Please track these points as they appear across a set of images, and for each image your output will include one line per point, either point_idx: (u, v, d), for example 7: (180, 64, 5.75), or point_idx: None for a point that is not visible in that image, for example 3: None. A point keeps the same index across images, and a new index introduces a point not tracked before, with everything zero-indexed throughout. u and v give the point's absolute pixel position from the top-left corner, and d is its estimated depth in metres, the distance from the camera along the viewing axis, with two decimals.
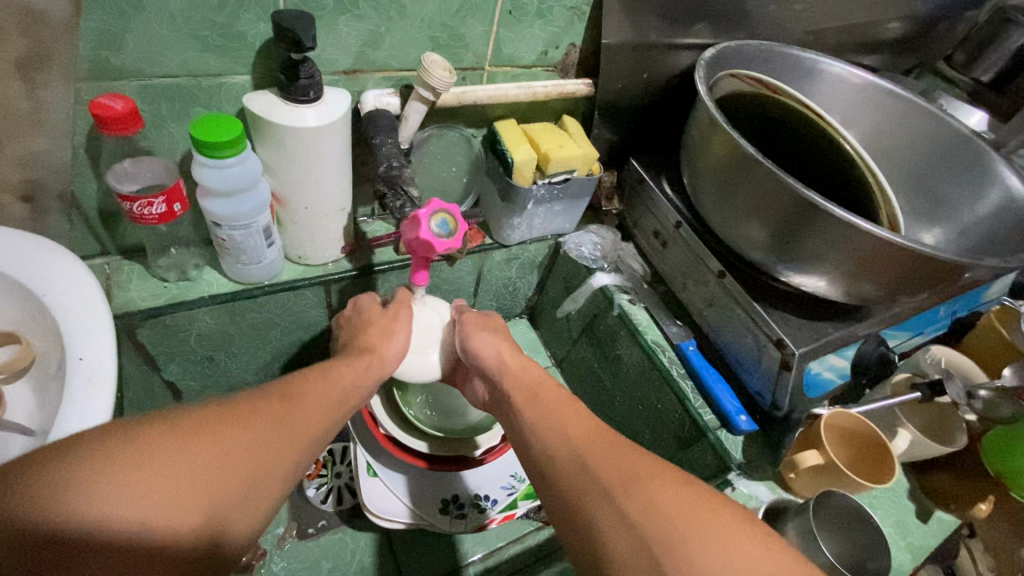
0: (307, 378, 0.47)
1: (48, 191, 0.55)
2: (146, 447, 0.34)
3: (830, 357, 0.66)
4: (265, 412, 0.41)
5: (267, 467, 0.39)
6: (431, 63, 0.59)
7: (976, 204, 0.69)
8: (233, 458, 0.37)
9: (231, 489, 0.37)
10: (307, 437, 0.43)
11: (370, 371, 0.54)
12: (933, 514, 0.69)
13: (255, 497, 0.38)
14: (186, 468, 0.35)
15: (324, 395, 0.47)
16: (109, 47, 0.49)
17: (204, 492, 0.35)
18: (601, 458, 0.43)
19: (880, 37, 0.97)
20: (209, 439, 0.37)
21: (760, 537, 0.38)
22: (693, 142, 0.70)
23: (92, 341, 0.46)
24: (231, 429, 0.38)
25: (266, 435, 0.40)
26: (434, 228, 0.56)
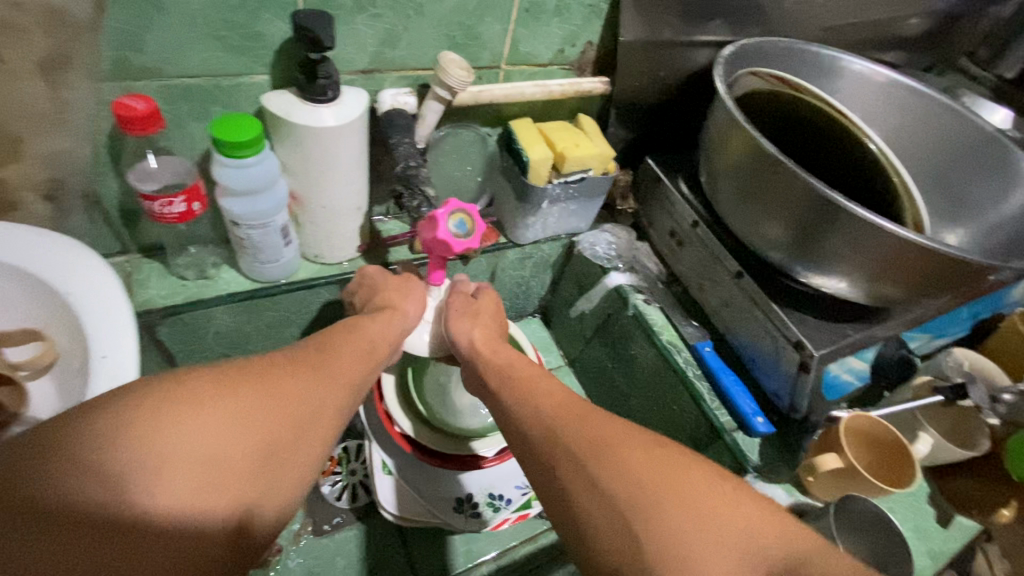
0: (330, 347, 0.46)
1: (70, 190, 0.56)
2: (183, 408, 0.35)
3: (850, 359, 0.65)
4: (296, 371, 0.41)
5: (305, 423, 0.40)
6: (448, 63, 0.59)
7: (1000, 205, 0.68)
8: (270, 415, 0.38)
9: (271, 446, 0.37)
10: (342, 393, 0.43)
11: (395, 330, 0.54)
12: (954, 520, 0.67)
13: (296, 452, 0.39)
14: (225, 427, 0.35)
15: (353, 353, 0.47)
16: (131, 48, 0.49)
17: (246, 449, 0.36)
18: (577, 427, 0.41)
19: (901, 34, 0.95)
20: (244, 398, 0.37)
21: (735, 498, 0.37)
22: (711, 141, 0.70)
23: (116, 338, 0.47)
24: (265, 388, 0.39)
25: (292, 415, 0.39)
26: (452, 228, 0.56)
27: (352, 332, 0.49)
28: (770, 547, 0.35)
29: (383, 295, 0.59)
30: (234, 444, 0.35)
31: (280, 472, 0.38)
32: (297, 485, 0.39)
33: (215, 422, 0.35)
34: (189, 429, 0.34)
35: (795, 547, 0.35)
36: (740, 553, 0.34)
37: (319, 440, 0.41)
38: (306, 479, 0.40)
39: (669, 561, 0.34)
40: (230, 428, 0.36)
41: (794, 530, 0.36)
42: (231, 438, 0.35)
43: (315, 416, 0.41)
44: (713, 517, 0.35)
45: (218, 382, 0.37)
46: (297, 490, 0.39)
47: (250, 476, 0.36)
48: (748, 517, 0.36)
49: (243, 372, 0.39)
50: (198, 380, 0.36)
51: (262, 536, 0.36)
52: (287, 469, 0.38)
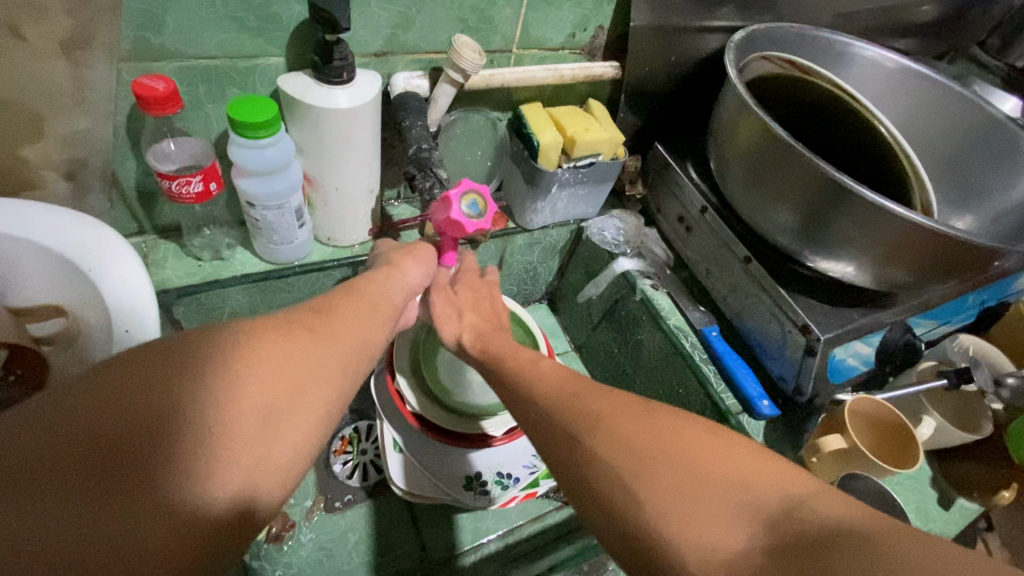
0: (331, 310, 0.43)
1: (91, 169, 0.57)
2: (173, 369, 0.32)
3: (856, 344, 0.66)
4: (294, 329, 0.39)
5: (308, 382, 0.37)
6: (461, 45, 0.60)
7: (1010, 191, 0.68)
8: (268, 374, 0.35)
9: (272, 405, 0.35)
10: (342, 356, 0.41)
11: (395, 293, 0.52)
12: (955, 502, 0.68)
13: (301, 411, 0.36)
14: (220, 386, 0.33)
15: (355, 314, 0.45)
16: (150, 28, 0.50)
17: (243, 409, 0.33)
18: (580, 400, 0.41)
19: (912, 21, 0.95)
20: (240, 357, 0.35)
21: (727, 452, 0.35)
22: (721, 126, 0.70)
23: (137, 313, 0.48)
24: (261, 346, 0.36)
25: (294, 380, 0.36)
26: (465, 208, 0.56)
27: (353, 294, 0.47)
28: (765, 498, 0.32)
29: (396, 254, 0.58)
30: (230, 404, 0.33)
31: (284, 433, 0.35)
32: (306, 445, 0.36)
33: (208, 381, 0.33)
34: (179, 389, 0.32)
35: (792, 493, 0.32)
36: (728, 500, 0.33)
37: (325, 399, 0.38)
38: (315, 439, 0.37)
39: (671, 524, 0.33)
40: (226, 387, 0.33)
41: (794, 476, 0.33)
42: (227, 398, 0.33)
43: (318, 374, 0.38)
44: (705, 472, 0.34)
45: (210, 342, 0.35)
46: (307, 451, 0.37)
47: (251, 437, 0.33)
48: (743, 469, 0.34)
49: (237, 330, 0.36)
50: (189, 340, 0.34)
51: (273, 499, 0.34)
52: (292, 430, 0.35)
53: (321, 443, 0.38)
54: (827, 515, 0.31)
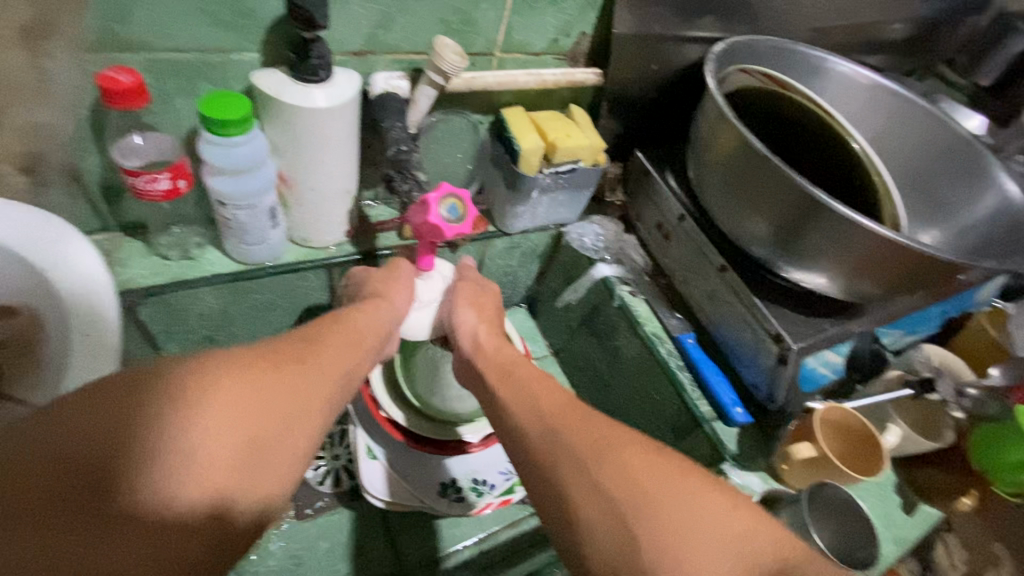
0: (321, 340, 0.46)
1: (49, 163, 0.54)
2: (166, 395, 0.34)
3: (825, 352, 0.67)
4: (281, 360, 0.41)
5: (294, 408, 0.39)
6: (442, 47, 0.59)
7: (973, 207, 0.71)
8: (253, 405, 0.37)
9: (262, 429, 0.37)
10: (330, 383, 0.43)
11: (380, 320, 0.54)
12: (917, 506, 0.69)
13: (289, 436, 0.38)
14: (212, 412, 0.35)
15: (340, 345, 0.47)
16: (117, 18, 0.48)
17: (234, 433, 0.35)
18: (572, 429, 0.43)
19: (884, 38, 0.98)
20: (234, 380, 0.37)
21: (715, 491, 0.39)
22: (700, 136, 0.70)
23: (95, 284, 0.47)
24: (251, 374, 0.38)
25: (284, 402, 0.39)
26: (444, 213, 0.56)
27: (337, 325, 0.49)
28: (759, 556, 0.36)
29: (380, 282, 0.59)
30: (223, 428, 0.35)
31: (272, 456, 0.37)
32: (294, 468, 0.39)
33: (201, 408, 0.35)
34: (163, 417, 0.34)
35: (781, 554, 0.36)
36: (728, 555, 0.36)
37: (312, 426, 0.40)
38: (302, 463, 0.39)
39: (666, 559, 0.36)
40: (215, 413, 0.35)
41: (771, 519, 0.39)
42: (218, 424, 0.35)
43: (303, 401, 0.40)
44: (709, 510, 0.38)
45: (203, 369, 0.37)
46: (295, 471, 0.39)
47: (241, 460, 0.35)
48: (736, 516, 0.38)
49: (229, 358, 0.38)
50: (180, 368, 0.36)
51: (258, 517, 0.36)
52: (280, 453, 0.38)
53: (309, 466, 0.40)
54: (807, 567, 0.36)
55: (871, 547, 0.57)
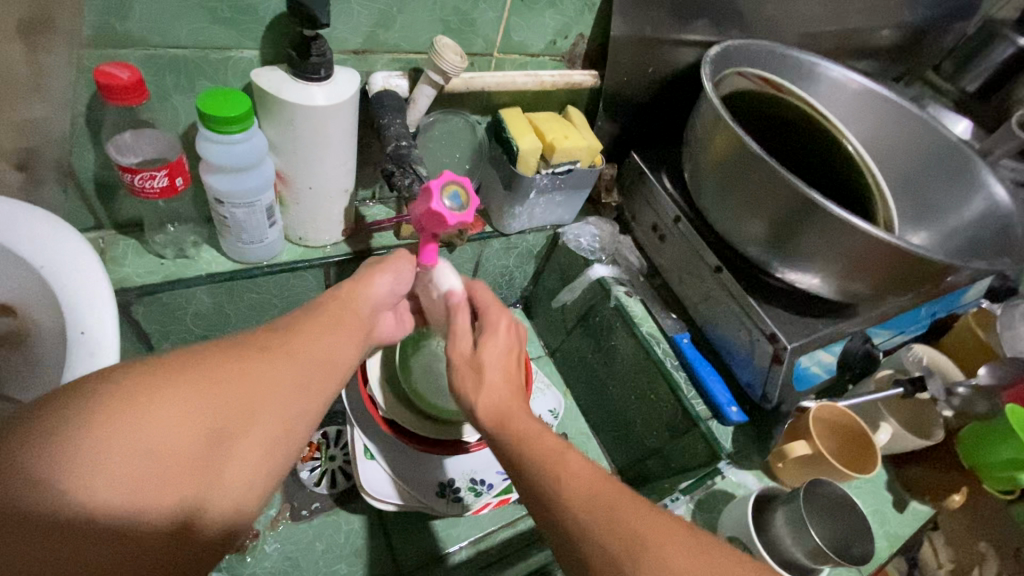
0: (294, 330, 0.43)
1: (44, 160, 0.53)
2: (116, 397, 0.32)
3: (819, 352, 0.68)
4: (247, 353, 0.39)
5: (260, 403, 0.38)
6: (442, 47, 0.59)
7: (962, 210, 0.72)
8: (212, 405, 0.35)
9: (223, 430, 0.35)
10: (302, 376, 0.41)
11: (361, 304, 0.51)
12: (909, 504, 0.70)
13: (256, 433, 0.37)
14: (169, 413, 0.33)
15: (316, 332, 0.44)
16: (115, 14, 0.47)
17: (192, 435, 0.34)
18: (604, 522, 0.40)
19: (873, 43, 1.00)
20: (191, 380, 0.35)
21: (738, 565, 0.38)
22: (696, 138, 0.71)
23: (90, 280, 0.47)
24: (210, 372, 0.36)
25: (249, 401, 0.37)
26: (446, 202, 0.55)
27: (314, 309, 0.46)
28: None
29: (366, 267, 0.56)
30: (179, 430, 0.33)
31: (235, 457, 0.36)
32: (262, 467, 0.37)
33: (155, 411, 0.33)
34: (113, 422, 0.31)
35: None
36: None
37: (282, 421, 0.39)
38: (271, 460, 0.38)
39: None
40: (173, 414, 0.33)
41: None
42: (175, 426, 0.33)
43: (270, 395, 0.38)
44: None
45: (159, 369, 0.35)
46: (262, 471, 0.37)
47: (201, 463, 0.34)
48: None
49: (187, 358, 0.36)
50: (133, 370, 0.34)
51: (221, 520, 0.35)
52: (245, 452, 0.36)
53: (282, 461, 0.39)
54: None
55: (866, 543, 0.58)
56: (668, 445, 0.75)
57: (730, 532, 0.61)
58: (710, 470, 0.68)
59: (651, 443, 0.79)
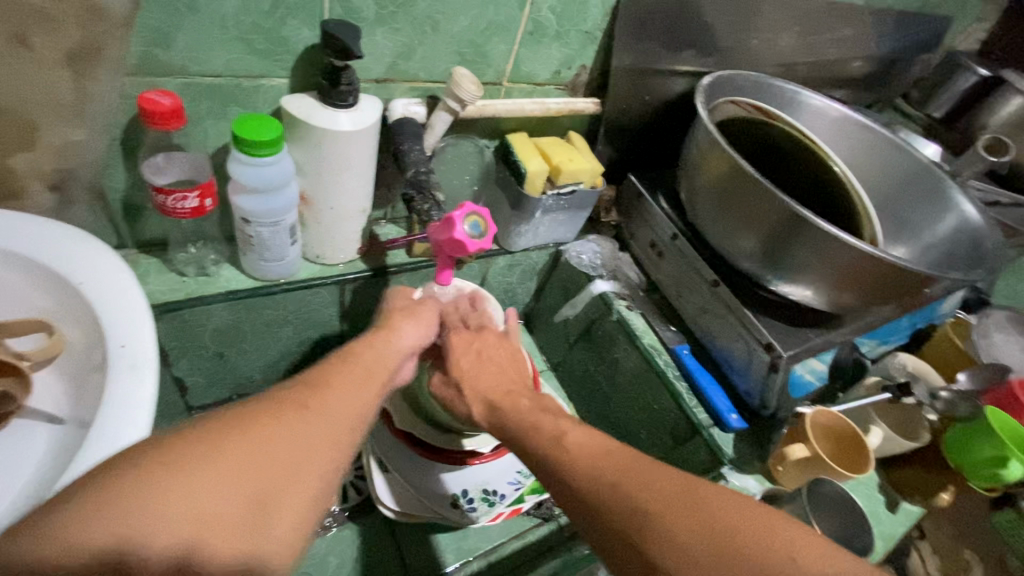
0: (330, 376, 0.43)
1: (78, 181, 0.55)
2: (161, 459, 0.32)
3: (812, 360, 0.72)
4: (284, 408, 0.38)
5: (300, 458, 0.36)
6: (460, 78, 0.63)
7: (935, 226, 0.78)
8: (254, 460, 0.34)
9: (264, 489, 0.34)
10: (341, 426, 0.39)
11: (388, 357, 0.49)
12: (900, 505, 0.74)
13: (297, 491, 0.35)
14: (213, 473, 0.32)
15: (350, 384, 0.43)
16: (160, 44, 0.50)
17: (236, 496, 0.32)
18: (608, 468, 0.43)
19: (846, 74, 1.08)
20: (234, 438, 0.34)
21: (727, 502, 0.40)
22: (691, 161, 0.76)
23: (128, 297, 0.49)
24: (250, 430, 0.35)
25: (292, 452, 0.36)
26: (467, 229, 0.58)
27: (347, 362, 0.45)
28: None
29: (393, 313, 0.57)
30: (221, 491, 0.32)
31: (280, 516, 0.34)
32: (305, 525, 0.35)
33: (199, 471, 0.32)
34: (157, 487, 0.31)
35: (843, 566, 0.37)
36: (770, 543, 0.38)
37: (321, 477, 0.37)
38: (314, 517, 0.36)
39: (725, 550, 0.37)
40: (218, 472, 0.32)
41: (785, 524, 0.39)
42: (218, 485, 0.32)
43: (309, 449, 0.37)
44: (731, 557, 0.37)
45: (200, 430, 0.34)
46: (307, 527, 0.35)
47: (246, 523, 0.32)
48: (745, 527, 0.38)
49: (231, 415, 0.35)
50: (178, 435, 0.33)
51: None
52: (290, 509, 0.34)
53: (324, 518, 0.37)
54: (817, 572, 0.36)
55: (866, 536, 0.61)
56: (672, 454, 0.78)
57: None
58: (714, 474, 0.70)
59: (654, 452, 0.82)
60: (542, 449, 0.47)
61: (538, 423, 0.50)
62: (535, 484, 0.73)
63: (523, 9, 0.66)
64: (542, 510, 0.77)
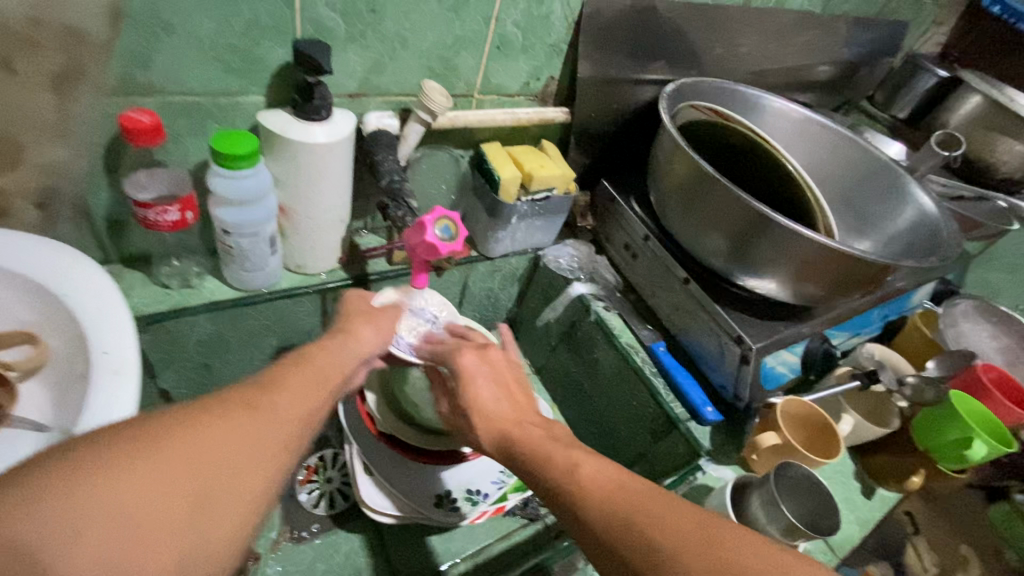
0: (283, 377, 0.43)
1: (62, 198, 0.57)
2: (101, 453, 0.30)
3: (783, 352, 0.75)
4: (233, 405, 0.37)
5: (247, 456, 0.36)
6: (430, 90, 0.66)
7: (896, 219, 0.81)
8: (200, 456, 0.33)
9: (208, 488, 0.33)
10: (292, 426, 0.39)
11: (344, 360, 0.50)
12: (875, 491, 0.76)
13: (241, 492, 0.34)
14: (155, 470, 0.31)
15: (302, 385, 0.43)
16: (139, 66, 0.53)
17: (178, 493, 0.31)
18: (640, 513, 0.40)
19: (811, 78, 1.12)
20: (180, 433, 0.33)
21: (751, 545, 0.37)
22: (658, 164, 0.79)
23: (110, 305, 0.51)
24: (197, 426, 0.34)
25: (240, 450, 0.35)
26: (438, 233, 0.61)
27: (299, 364, 0.46)
28: None
29: (353, 316, 0.58)
30: (163, 488, 0.31)
31: (221, 516, 0.33)
32: (244, 525, 0.35)
33: (140, 465, 0.31)
34: (92, 479, 0.29)
35: None
36: None
37: (266, 479, 0.36)
38: (254, 517, 0.35)
39: None
40: (161, 466, 0.32)
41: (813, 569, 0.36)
42: (159, 482, 0.31)
43: (256, 449, 0.36)
44: None
45: (146, 425, 0.33)
46: (244, 529, 0.35)
47: (186, 522, 0.31)
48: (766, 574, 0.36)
49: (180, 411, 0.35)
50: (122, 427, 0.32)
51: None
52: (233, 509, 0.34)
53: (263, 520, 0.37)
54: None
55: (832, 517, 0.57)
56: (652, 449, 0.80)
57: None
58: (692, 466, 0.72)
59: (635, 448, 0.83)
60: (554, 483, 0.45)
61: (550, 454, 0.48)
62: (517, 483, 0.75)
63: (489, 24, 0.69)
64: (527, 511, 0.76)
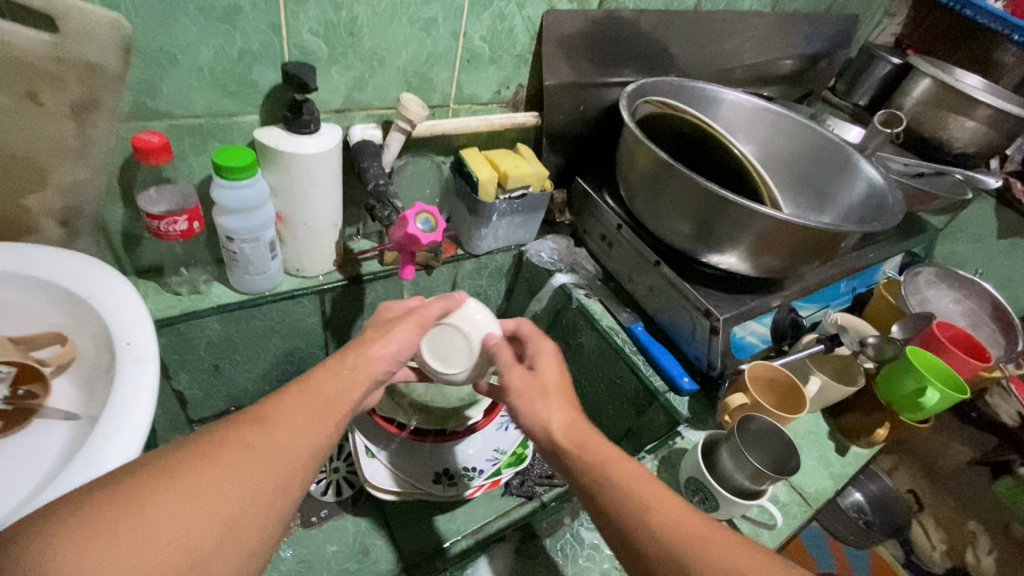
0: (285, 412, 0.45)
1: (82, 215, 0.64)
2: (104, 516, 0.35)
3: (751, 322, 0.80)
4: (228, 457, 0.40)
5: (237, 509, 0.39)
6: (408, 101, 0.73)
7: (849, 194, 0.87)
8: (193, 515, 0.37)
9: (201, 550, 0.37)
10: (287, 471, 0.42)
11: (358, 377, 0.50)
12: (849, 449, 0.80)
13: (233, 548, 0.38)
14: (151, 532, 0.35)
15: (304, 420, 0.45)
16: (147, 94, 0.60)
17: (171, 557, 0.36)
18: (692, 551, 0.44)
19: (773, 72, 1.19)
20: (173, 494, 0.37)
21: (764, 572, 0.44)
22: (623, 158, 0.86)
23: (131, 306, 0.57)
24: (190, 484, 0.38)
25: (231, 503, 0.39)
26: (420, 226, 0.68)
27: (307, 391, 0.47)
28: None
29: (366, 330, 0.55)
30: (156, 553, 0.35)
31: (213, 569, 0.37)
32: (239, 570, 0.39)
33: (137, 527, 0.35)
34: (93, 546, 0.34)
35: None
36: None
37: (259, 531, 0.40)
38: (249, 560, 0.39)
39: None
40: (157, 528, 0.36)
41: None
42: (154, 543, 0.35)
43: (248, 500, 0.40)
44: None
45: (145, 486, 0.37)
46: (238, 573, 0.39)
47: None
48: None
49: (176, 469, 0.39)
50: (123, 488, 0.37)
51: None
52: (227, 558, 0.38)
53: (262, 561, 0.41)
54: None
55: (794, 458, 0.63)
56: (636, 422, 0.85)
57: (688, 474, 0.67)
58: (671, 432, 0.76)
59: (622, 424, 0.88)
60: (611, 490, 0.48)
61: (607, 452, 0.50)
62: (511, 459, 0.80)
63: (458, 40, 0.77)
64: (523, 489, 0.80)
